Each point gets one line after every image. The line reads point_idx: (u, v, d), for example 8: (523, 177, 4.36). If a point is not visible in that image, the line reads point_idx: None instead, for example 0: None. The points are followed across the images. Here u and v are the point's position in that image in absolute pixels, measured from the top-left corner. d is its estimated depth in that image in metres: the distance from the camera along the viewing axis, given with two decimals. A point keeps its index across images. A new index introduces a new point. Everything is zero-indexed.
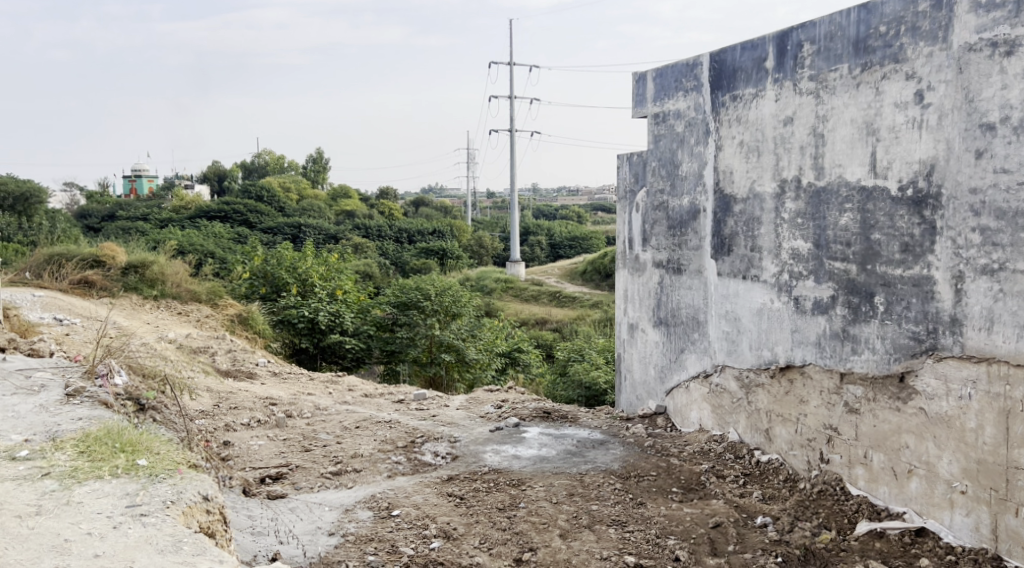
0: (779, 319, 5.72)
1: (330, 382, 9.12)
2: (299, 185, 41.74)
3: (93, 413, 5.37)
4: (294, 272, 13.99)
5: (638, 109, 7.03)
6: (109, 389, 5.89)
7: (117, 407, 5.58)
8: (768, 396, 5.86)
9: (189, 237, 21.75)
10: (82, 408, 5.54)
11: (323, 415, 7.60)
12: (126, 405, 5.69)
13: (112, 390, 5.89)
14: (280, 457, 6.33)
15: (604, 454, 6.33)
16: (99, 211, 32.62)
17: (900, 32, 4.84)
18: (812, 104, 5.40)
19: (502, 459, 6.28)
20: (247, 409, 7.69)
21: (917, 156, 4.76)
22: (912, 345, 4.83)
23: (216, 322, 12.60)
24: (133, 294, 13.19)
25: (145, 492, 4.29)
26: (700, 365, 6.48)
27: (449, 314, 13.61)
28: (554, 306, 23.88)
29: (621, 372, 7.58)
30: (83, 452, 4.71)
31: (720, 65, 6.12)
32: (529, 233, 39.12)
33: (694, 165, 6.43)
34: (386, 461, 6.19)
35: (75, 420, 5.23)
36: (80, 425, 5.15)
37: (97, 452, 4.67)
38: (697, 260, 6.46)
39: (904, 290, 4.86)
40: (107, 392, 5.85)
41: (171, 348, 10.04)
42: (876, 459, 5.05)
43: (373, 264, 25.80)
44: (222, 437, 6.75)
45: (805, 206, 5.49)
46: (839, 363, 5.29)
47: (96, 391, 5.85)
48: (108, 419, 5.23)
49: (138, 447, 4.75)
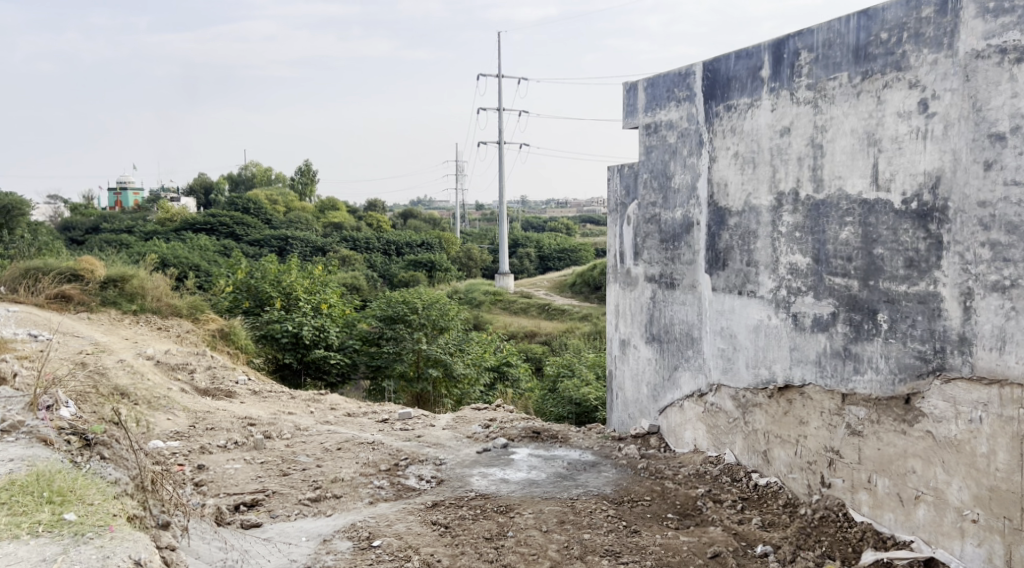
0: (777, 336, 5.49)
1: (312, 400, 8.82)
2: (286, 196, 41.35)
3: (27, 455, 5.06)
4: (278, 286, 13.66)
5: (629, 120, 6.82)
6: (51, 423, 5.57)
7: (58, 444, 5.27)
8: (765, 416, 5.63)
9: (173, 250, 21.38)
10: (27, 444, 5.25)
11: (303, 436, 7.31)
12: (71, 440, 5.35)
13: (53, 424, 5.56)
14: (256, 481, 6.04)
15: (596, 477, 6.07)
16: (84, 223, 32.17)
17: (903, 39, 4.65)
18: (810, 114, 5.20)
19: (490, 483, 6.01)
20: (224, 430, 7.39)
21: (921, 167, 4.57)
22: (918, 365, 4.62)
23: (197, 336, 12.18)
24: (112, 309, 12.86)
25: (64, 557, 3.99)
26: (694, 383, 6.25)
27: (436, 329, 13.37)
28: (543, 319, 23.63)
29: (612, 390, 7.33)
30: (4, 504, 4.36)
31: (714, 74, 5.92)
32: (518, 245, 38.85)
33: (687, 177, 6.22)
34: (367, 486, 5.92)
35: (5, 463, 4.91)
36: (9, 468, 4.82)
37: (20, 504, 4.35)
38: (691, 275, 6.23)
39: (909, 308, 4.66)
40: (48, 426, 5.51)
41: (148, 366, 9.73)
42: (880, 484, 4.84)
43: (360, 277, 25.50)
44: (195, 461, 6.46)
45: (803, 219, 5.28)
46: (841, 384, 5.07)
47: (35, 425, 5.51)
48: (42, 462, 4.92)
49: (68, 497, 4.47)
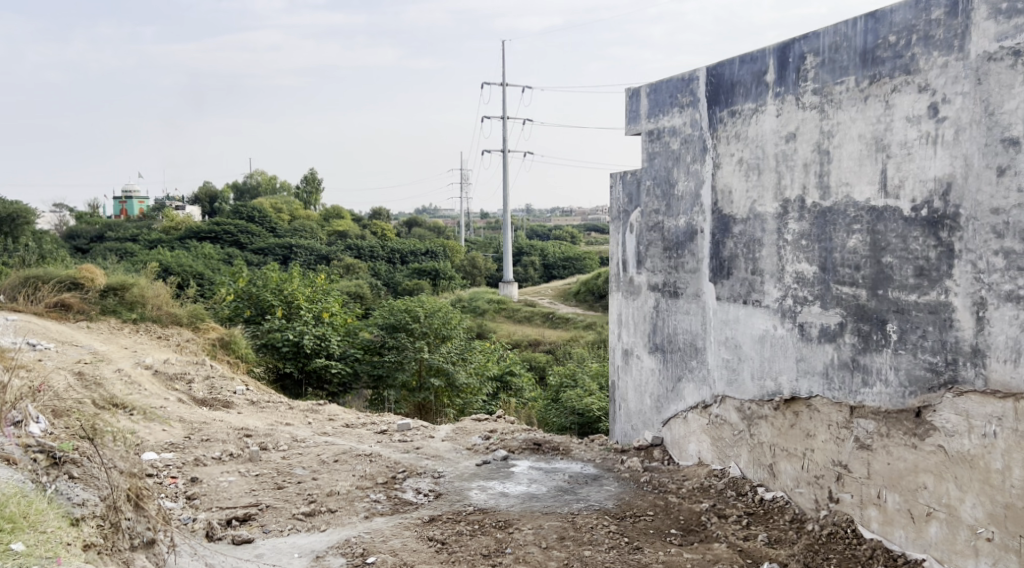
0: (783, 347, 5.35)
1: (311, 411, 8.70)
2: (291, 205, 41.30)
3: None
4: (280, 295, 13.54)
5: (632, 126, 6.70)
6: (17, 441, 5.16)
7: (25, 464, 4.89)
8: (771, 428, 5.48)
9: (176, 258, 21.30)
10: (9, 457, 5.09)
11: (300, 447, 7.17)
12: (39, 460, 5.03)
13: (19, 443, 5.16)
14: (250, 495, 5.90)
15: (597, 491, 5.93)
16: (88, 231, 32.12)
17: (912, 42, 4.53)
18: (816, 119, 5.07)
19: (489, 496, 5.87)
20: (220, 441, 7.26)
21: (932, 173, 4.44)
22: (928, 377, 4.49)
23: (196, 345, 12.07)
24: (112, 318, 12.76)
25: None
26: (698, 394, 6.10)
27: (438, 338, 13.23)
28: (547, 328, 23.50)
29: (615, 401, 7.18)
30: None
31: (717, 79, 5.81)
32: (522, 254, 38.71)
33: (691, 184, 6.09)
34: (364, 500, 5.78)
35: None
36: None
37: None
38: (695, 283, 6.09)
39: (920, 318, 4.52)
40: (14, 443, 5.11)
41: (146, 376, 9.62)
42: (890, 500, 4.69)
43: (364, 285, 25.39)
44: (189, 474, 6.33)
45: (809, 227, 5.15)
46: (849, 396, 4.93)
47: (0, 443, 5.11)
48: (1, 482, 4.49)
49: (18, 524, 4.04)
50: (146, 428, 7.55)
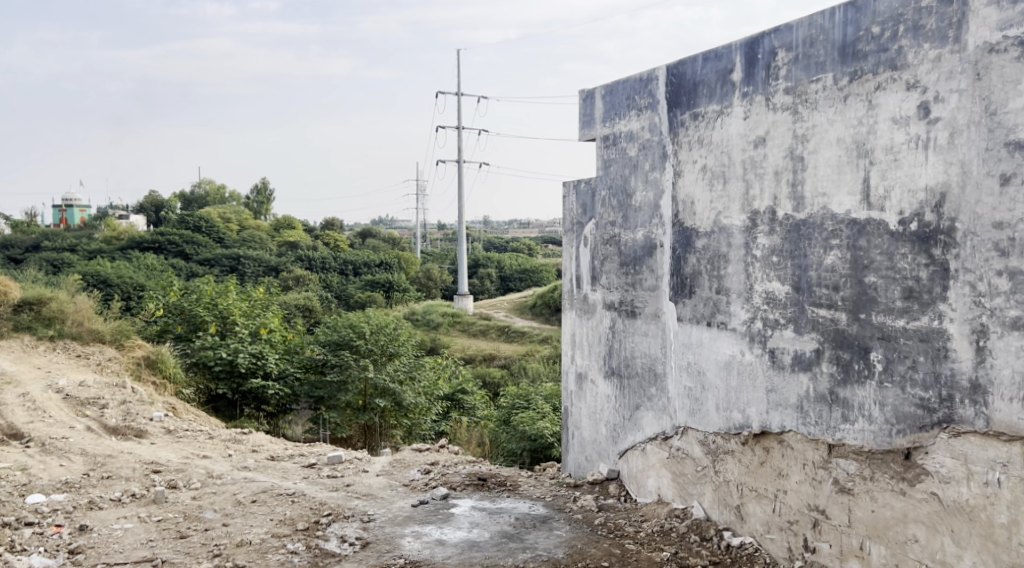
0: (752, 376, 4.78)
1: (233, 441, 7.89)
2: (240, 215, 39.97)
3: None
4: (214, 310, 12.48)
5: (586, 131, 6.11)
6: None
7: None
8: (738, 466, 4.89)
9: (112, 269, 20.10)
10: None
11: (215, 485, 6.39)
12: None
13: None
14: (146, 547, 5.12)
15: (546, 537, 5.26)
16: (24, 241, 30.54)
17: (899, 33, 4.01)
18: (788, 121, 4.52)
19: (423, 545, 5.18)
20: (123, 479, 6.44)
21: (922, 182, 3.91)
22: (919, 415, 3.96)
23: (119, 365, 11.07)
24: (25, 335, 11.69)
25: None
26: (657, 425, 5.49)
27: (385, 355, 12.38)
28: (502, 342, 22.86)
29: (567, 429, 6.54)
30: None
31: (678, 79, 5.23)
32: (479, 264, 37.87)
33: (649, 194, 5.50)
34: (278, 552, 5.05)
35: None
36: None
37: None
38: (654, 303, 5.49)
39: (909, 347, 3.99)
40: None
41: (51, 401, 8.69)
42: (874, 552, 4.15)
43: (312, 298, 24.42)
44: (78, 521, 5.50)
45: (781, 241, 4.59)
46: (827, 433, 4.37)
47: None
48: None
49: None
50: (41, 464, 6.70)
